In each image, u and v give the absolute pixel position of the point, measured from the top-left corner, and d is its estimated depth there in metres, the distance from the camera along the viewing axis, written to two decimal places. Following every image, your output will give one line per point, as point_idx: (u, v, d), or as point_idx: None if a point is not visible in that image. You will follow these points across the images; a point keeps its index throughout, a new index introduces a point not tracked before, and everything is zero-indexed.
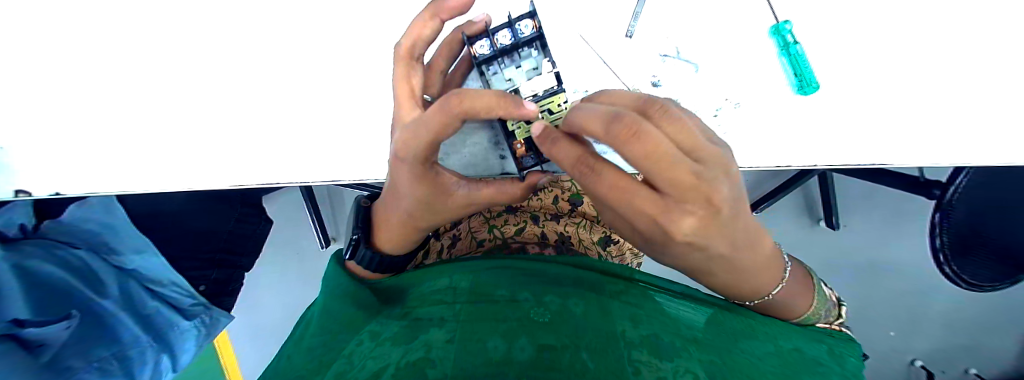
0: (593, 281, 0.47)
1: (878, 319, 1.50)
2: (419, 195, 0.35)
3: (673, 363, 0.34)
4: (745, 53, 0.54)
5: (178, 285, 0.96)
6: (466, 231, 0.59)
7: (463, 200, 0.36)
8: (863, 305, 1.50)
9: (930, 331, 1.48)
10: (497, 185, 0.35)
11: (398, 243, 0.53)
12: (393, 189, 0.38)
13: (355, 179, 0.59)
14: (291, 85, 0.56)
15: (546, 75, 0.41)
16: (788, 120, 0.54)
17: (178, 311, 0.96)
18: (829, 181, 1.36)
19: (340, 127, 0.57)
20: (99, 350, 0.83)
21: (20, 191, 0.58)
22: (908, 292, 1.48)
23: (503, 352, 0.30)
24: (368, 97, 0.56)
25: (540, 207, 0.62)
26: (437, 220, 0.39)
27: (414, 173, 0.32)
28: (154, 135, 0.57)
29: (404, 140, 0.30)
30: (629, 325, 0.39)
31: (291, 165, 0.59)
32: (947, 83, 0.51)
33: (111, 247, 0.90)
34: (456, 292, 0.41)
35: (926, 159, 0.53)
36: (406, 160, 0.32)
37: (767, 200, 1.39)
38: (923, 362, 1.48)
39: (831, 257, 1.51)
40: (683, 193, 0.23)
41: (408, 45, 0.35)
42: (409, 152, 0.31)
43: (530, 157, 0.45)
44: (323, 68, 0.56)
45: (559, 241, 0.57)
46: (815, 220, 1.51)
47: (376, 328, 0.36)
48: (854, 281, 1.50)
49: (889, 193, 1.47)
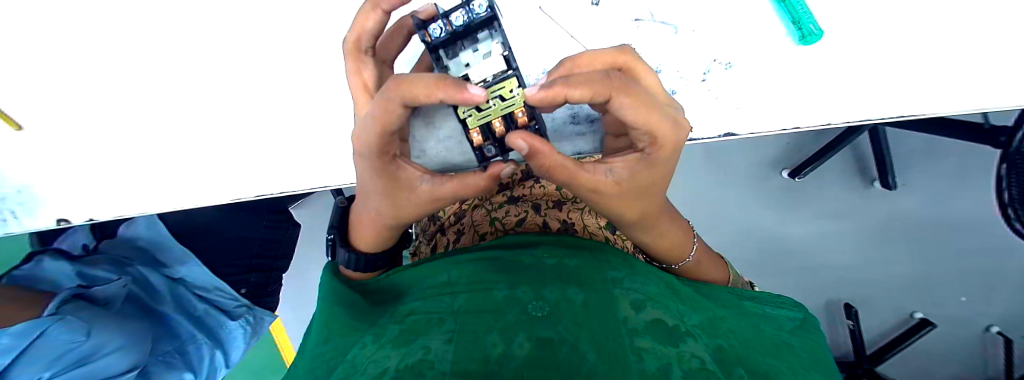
0: (591, 271, 0.46)
1: (945, 286, 1.37)
2: (384, 188, 0.36)
3: (678, 349, 0.33)
4: (732, 7, 0.49)
5: (222, 289, 1.02)
6: (469, 225, 0.61)
7: (428, 194, 0.36)
8: (925, 271, 1.38)
9: (1007, 294, 1.34)
10: (457, 178, 0.34)
11: (376, 244, 0.55)
12: (363, 188, 0.40)
13: (343, 184, 0.61)
14: (273, 96, 0.57)
15: (494, 58, 0.36)
16: (786, 78, 0.50)
17: (224, 312, 1.01)
18: (880, 137, 1.22)
19: (324, 132, 0.58)
20: (166, 346, 0.89)
21: (59, 220, 0.64)
22: (979, 251, 1.34)
23: (498, 350, 0.30)
24: (348, 96, 0.56)
25: (542, 194, 0.63)
26: (405, 218, 0.40)
27: (374, 168, 0.34)
28: (162, 158, 0.61)
29: (359, 134, 0.31)
30: (629, 313, 0.38)
31: (285, 175, 0.61)
32: (972, 13, 0.46)
33: (161, 260, 0.97)
34: (453, 291, 0.42)
35: (956, 103, 0.48)
36: (364, 155, 0.33)
37: (805, 168, 1.32)
38: (1001, 327, 1.35)
39: (880, 219, 1.38)
40: (670, 138, 0.31)
41: (353, 39, 0.38)
42: (362, 144, 0.32)
43: (491, 147, 0.40)
44: (306, 86, 0.57)
45: (562, 229, 0.57)
46: (867, 181, 1.38)
47: (378, 332, 0.39)
48: (912, 246, 1.38)
49: (949, 143, 1.31)
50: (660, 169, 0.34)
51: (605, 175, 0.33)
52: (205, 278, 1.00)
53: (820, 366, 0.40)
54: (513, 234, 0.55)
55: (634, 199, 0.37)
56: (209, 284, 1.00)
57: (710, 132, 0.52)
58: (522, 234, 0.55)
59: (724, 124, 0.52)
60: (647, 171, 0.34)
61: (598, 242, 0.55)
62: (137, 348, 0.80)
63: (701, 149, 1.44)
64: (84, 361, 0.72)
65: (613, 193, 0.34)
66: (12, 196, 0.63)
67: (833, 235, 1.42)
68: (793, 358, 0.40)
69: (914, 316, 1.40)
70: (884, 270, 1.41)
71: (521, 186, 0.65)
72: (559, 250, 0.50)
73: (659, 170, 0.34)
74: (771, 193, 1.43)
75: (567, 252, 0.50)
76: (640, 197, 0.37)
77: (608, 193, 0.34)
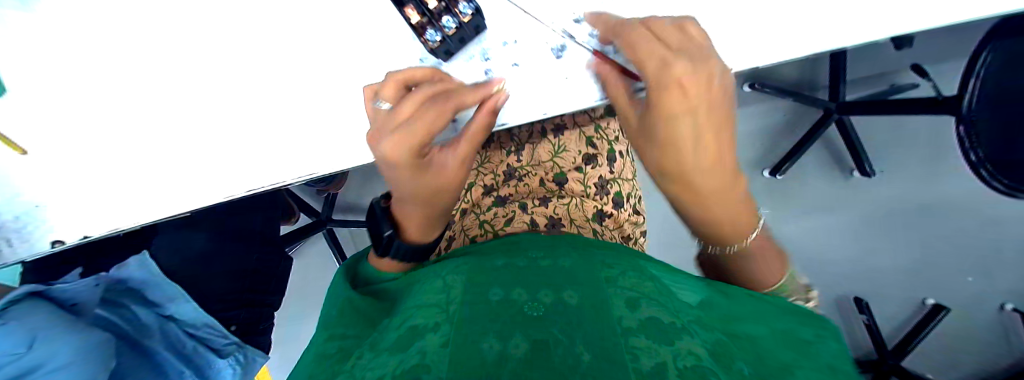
0: (591, 266, 0.43)
1: (948, 265, 1.37)
2: (421, 178, 0.50)
3: (675, 346, 0.28)
4: None
5: (213, 326, 0.73)
6: (460, 231, 0.63)
7: (453, 166, 0.51)
8: (924, 255, 1.38)
9: (1010, 269, 1.30)
10: (467, 136, 0.49)
11: (424, 233, 0.58)
12: (408, 190, 0.53)
13: (333, 168, 0.57)
14: (221, 95, 0.56)
15: None
16: None
17: (211, 350, 0.74)
18: (846, 124, 1.27)
19: (275, 129, 0.56)
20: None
21: (56, 242, 0.57)
22: (973, 230, 1.34)
23: (496, 353, 0.29)
24: (295, 89, 0.55)
25: (529, 191, 0.65)
26: (443, 195, 0.53)
27: (412, 167, 0.49)
28: (107, 177, 0.57)
29: (399, 144, 0.46)
30: (626, 309, 0.34)
31: (237, 178, 0.57)
32: None
33: (151, 299, 0.72)
34: (449, 295, 0.40)
35: None
36: (404, 164, 0.48)
37: (787, 161, 1.35)
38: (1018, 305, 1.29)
39: (865, 203, 1.41)
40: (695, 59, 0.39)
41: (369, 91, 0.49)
42: (399, 150, 0.46)
43: (430, 28, 0.46)
44: (251, 80, 0.55)
45: (549, 224, 0.59)
46: (847, 172, 1.42)
47: (375, 339, 0.38)
48: (904, 226, 1.39)
49: (917, 120, 1.35)
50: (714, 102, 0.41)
51: (676, 71, 0.38)
52: (193, 311, 0.73)
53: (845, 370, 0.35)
54: (506, 235, 0.55)
55: (689, 115, 0.40)
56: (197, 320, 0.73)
57: None
58: (510, 236, 0.54)
59: None
60: (699, 86, 0.39)
61: (593, 240, 0.53)
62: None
63: None
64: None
65: (669, 106, 0.40)
66: (12, 223, 0.57)
67: (830, 227, 1.43)
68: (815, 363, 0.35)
69: (927, 302, 1.36)
70: (884, 258, 1.41)
71: (506, 186, 0.66)
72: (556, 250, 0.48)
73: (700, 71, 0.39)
74: (758, 192, 1.46)
75: (562, 254, 0.47)
76: (693, 120, 0.41)
77: (673, 101, 0.40)
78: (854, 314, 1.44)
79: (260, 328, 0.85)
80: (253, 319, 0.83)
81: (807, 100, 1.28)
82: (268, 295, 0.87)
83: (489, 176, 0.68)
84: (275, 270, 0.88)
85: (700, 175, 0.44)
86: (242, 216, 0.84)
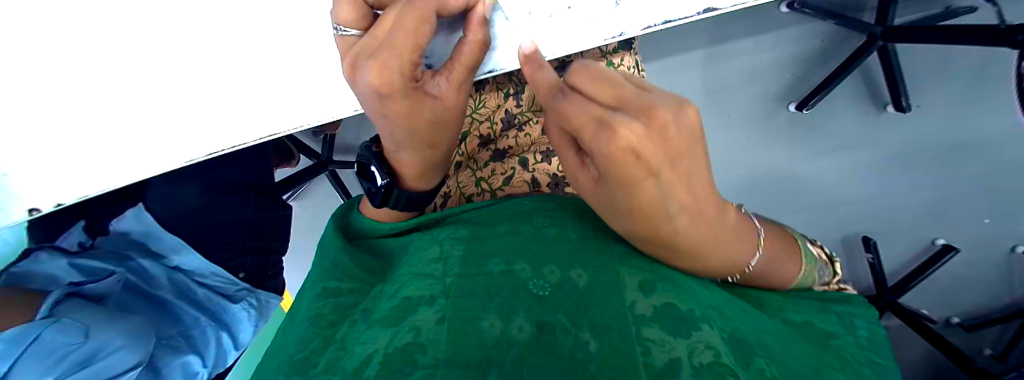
0: (599, 237, 0.39)
1: (967, 206, 1.28)
2: (420, 113, 0.40)
3: (689, 339, 0.26)
4: None
5: (222, 274, 0.79)
6: (455, 186, 0.60)
7: (451, 90, 0.41)
8: (944, 195, 1.29)
9: None
10: (462, 54, 0.40)
11: (423, 179, 0.50)
12: (402, 137, 0.43)
13: (292, 128, 0.51)
14: (110, 50, 0.46)
15: None
16: None
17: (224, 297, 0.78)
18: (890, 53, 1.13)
19: (198, 89, 0.49)
20: (167, 330, 0.67)
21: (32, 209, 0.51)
22: (1004, 173, 1.21)
23: (496, 334, 0.27)
24: (218, 41, 0.47)
25: (530, 143, 0.61)
26: (442, 130, 0.44)
27: (409, 96, 0.38)
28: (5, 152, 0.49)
29: (382, 67, 0.35)
30: (633, 291, 0.31)
31: (165, 148, 0.50)
32: None
33: (159, 251, 0.74)
34: (446, 264, 0.36)
35: None
36: (397, 90, 0.37)
37: (813, 99, 1.25)
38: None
39: (892, 142, 1.31)
40: (645, 127, 0.24)
41: (341, 22, 0.40)
42: (392, 68, 0.35)
43: None
44: (153, 30, 0.46)
45: (552, 184, 0.57)
46: (881, 105, 1.30)
47: (368, 308, 0.35)
48: (932, 167, 1.28)
49: (966, 50, 1.21)
50: (687, 157, 0.27)
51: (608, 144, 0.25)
52: (204, 261, 0.77)
53: (828, 349, 0.36)
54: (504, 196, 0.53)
55: (670, 179, 0.27)
56: (207, 269, 0.78)
57: (648, 20, 0.43)
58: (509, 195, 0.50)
59: (651, 9, 0.42)
60: (663, 155, 0.25)
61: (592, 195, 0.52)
62: (138, 341, 0.59)
63: (701, 91, 1.36)
64: (88, 362, 0.52)
65: (634, 191, 0.27)
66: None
67: (849, 167, 1.36)
68: (820, 354, 0.34)
69: (937, 243, 1.32)
70: (901, 202, 1.34)
71: (505, 137, 0.62)
72: (555, 211, 0.44)
73: (667, 131, 0.25)
74: (782, 129, 1.37)
75: (566, 220, 0.42)
76: (674, 187, 0.28)
77: (640, 189, 0.27)
78: (860, 253, 1.43)
79: (269, 273, 0.91)
80: (260, 267, 0.89)
81: (851, 26, 1.14)
82: (273, 242, 0.94)
83: (484, 124, 0.62)
84: (273, 217, 0.94)
85: (684, 239, 0.32)
86: (239, 166, 0.88)
